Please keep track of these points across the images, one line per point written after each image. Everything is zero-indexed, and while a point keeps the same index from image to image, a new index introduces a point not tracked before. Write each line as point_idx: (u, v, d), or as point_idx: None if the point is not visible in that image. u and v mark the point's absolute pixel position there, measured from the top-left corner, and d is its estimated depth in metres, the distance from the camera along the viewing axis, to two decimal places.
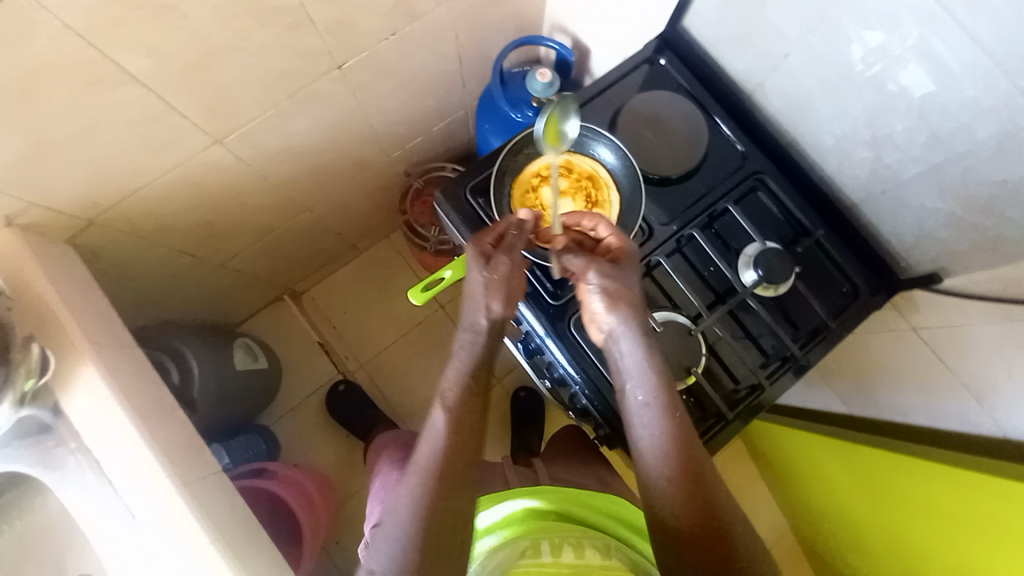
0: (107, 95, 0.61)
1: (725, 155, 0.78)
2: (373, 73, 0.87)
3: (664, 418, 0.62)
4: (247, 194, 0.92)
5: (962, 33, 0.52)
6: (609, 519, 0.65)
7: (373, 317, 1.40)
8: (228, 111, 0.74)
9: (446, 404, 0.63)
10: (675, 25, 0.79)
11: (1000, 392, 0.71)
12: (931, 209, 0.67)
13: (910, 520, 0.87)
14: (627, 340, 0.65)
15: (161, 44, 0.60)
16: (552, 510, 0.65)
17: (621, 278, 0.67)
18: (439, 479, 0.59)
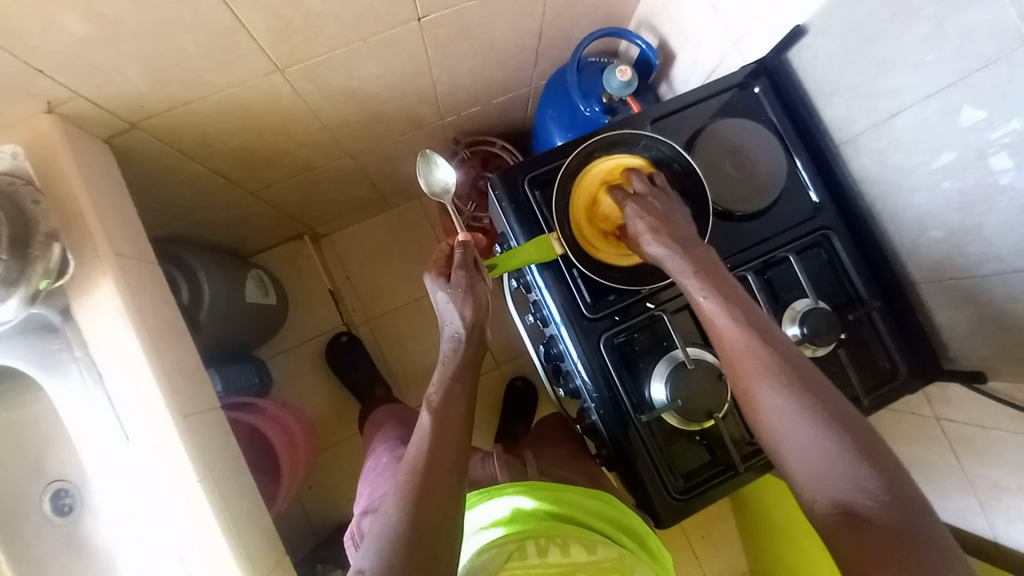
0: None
1: (797, 202, 0.75)
2: (451, 32, 0.83)
3: (791, 396, 0.54)
4: (294, 127, 0.88)
5: None
6: (594, 517, 0.68)
7: (387, 275, 1.38)
8: (300, 41, 0.70)
9: (432, 405, 0.62)
10: (780, 54, 0.74)
11: (1007, 504, 0.72)
12: (1000, 308, 0.62)
13: None
14: (715, 312, 0.60)
15: None
16: (538, 508, 0.67)
17: (690, 246, 0.64)
18: (423, 476, 0.56)
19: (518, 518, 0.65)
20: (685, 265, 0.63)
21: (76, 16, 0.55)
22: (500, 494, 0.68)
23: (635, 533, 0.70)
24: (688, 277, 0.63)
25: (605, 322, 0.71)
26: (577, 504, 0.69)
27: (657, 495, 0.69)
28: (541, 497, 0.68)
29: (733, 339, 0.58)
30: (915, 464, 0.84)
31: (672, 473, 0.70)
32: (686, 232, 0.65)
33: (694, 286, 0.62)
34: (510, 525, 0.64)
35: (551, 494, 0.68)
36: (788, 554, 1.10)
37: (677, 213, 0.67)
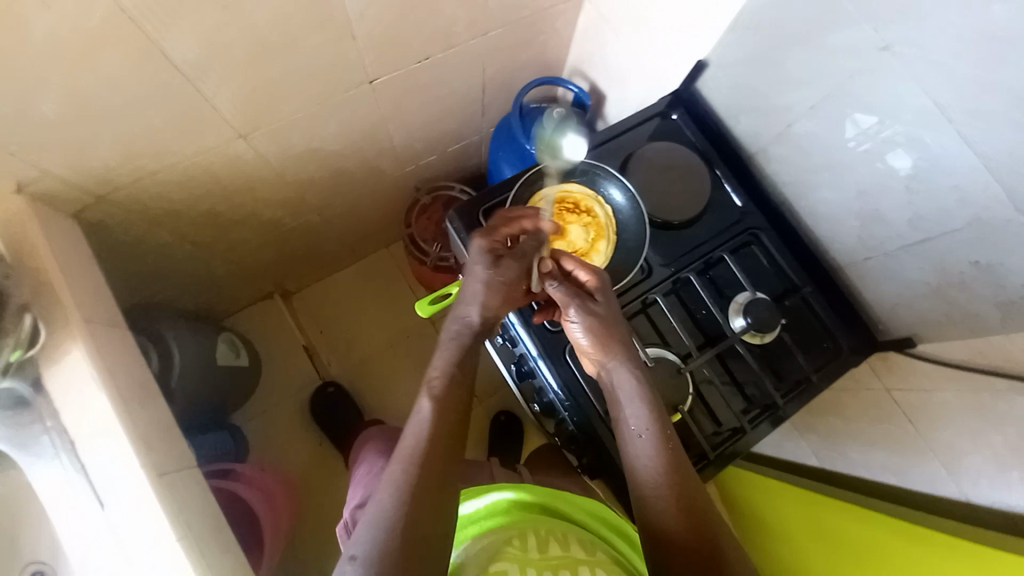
0: (151, 79, 0.63)
1: (726, 208, 0.83)
2: (400, 91, 0.92)
3: (659, 449, 0.63)
4: (259, 189, 0.93)
5: (955, 133, 0.58)
6: (581, 513, 0.68)
7: (361, 325, 1.40)
8: (262, 108, 0.77)
9: (433, 392, 0.64)
10: (690, 86, 0.85)
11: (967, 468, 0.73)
12: (912, 280, 0.71)
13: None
14: (616, 369, 0.67)
15: (218, 36, 0.63)
16: (534, 500, 0.67)
17: (601, 310, 0.70)
18: (420, 467, 0.58)
19: (511, 515, 0.64)
20: (592, 327, 0.68)
21: (50, 102, 0.60)
22: (495, 496, 0.66)
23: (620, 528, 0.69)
24: (586, 333, 0.69)
25: (568, 334, 0.76)
26: (568, 501, 0.68)
27: None
28: (538, 492, 0.67)
29: (619, 387, 0.67)
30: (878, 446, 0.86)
31: None
32: (598, 295, 0.71)
33: (590, 342, 0.69)
34: (498, 522, 0.64)
35: (542, 489, 0.68)
36: None
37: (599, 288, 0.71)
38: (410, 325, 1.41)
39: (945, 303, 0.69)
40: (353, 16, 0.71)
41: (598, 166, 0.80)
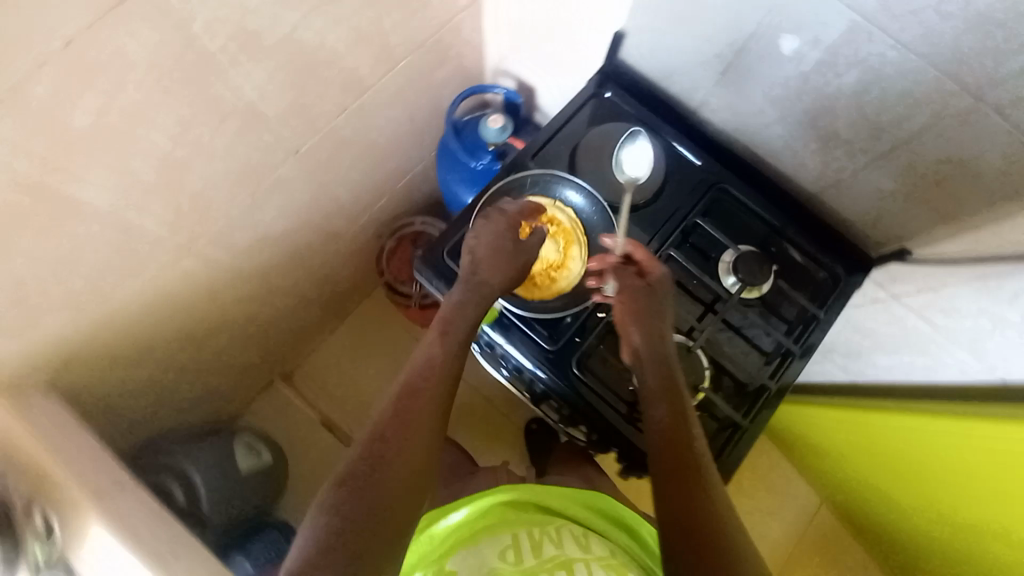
0: (75, 233, 0.62)
1: (685, 171, 0.81)
2: (328, 150, 0.90)
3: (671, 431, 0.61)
4: (222, 293, 0.91)
5: (890, 42, 0.55)
6: (578, 507, 0.72)
7: (370, 381, 1.38)
8: (197, 217, 0.75)
9: (429, 356, 0.66)
10: (613, 59, 0.82)
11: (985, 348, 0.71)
12: (886, 189, 0.69)
13: (935, 484, 0.85)
14: (654, 360, 0.66)
15: (127, 166, 0.61)
16: (528, 499, 0.71)
17: (655, 307, 0.69)
18: (402, 425, 0.60)
19: (504, 516, 0.68)
20: (644, 323, 0.68)
21: None
22: (489, 497, 0.70)
23: (621, 517, 0.73)
24: (636, 325, 0.68)
25: (569, 348, 0.75)
26: (561, 498, 0.72)
27: None
28: (537, 491, 0.72)
29: (653, 377, 0.65)
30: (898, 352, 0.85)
31: None
32: (658, 294, 0.70)
33: (644, 334, 0.67)
34: (491, 523, 0.67)
35: (536, 492, 0.72)
36: (840, 465, 1.15)
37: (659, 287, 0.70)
38: None
39: (927, 203, 0.67)
40: (255, 100, 0.69)
41: (546, 173, 0.78)
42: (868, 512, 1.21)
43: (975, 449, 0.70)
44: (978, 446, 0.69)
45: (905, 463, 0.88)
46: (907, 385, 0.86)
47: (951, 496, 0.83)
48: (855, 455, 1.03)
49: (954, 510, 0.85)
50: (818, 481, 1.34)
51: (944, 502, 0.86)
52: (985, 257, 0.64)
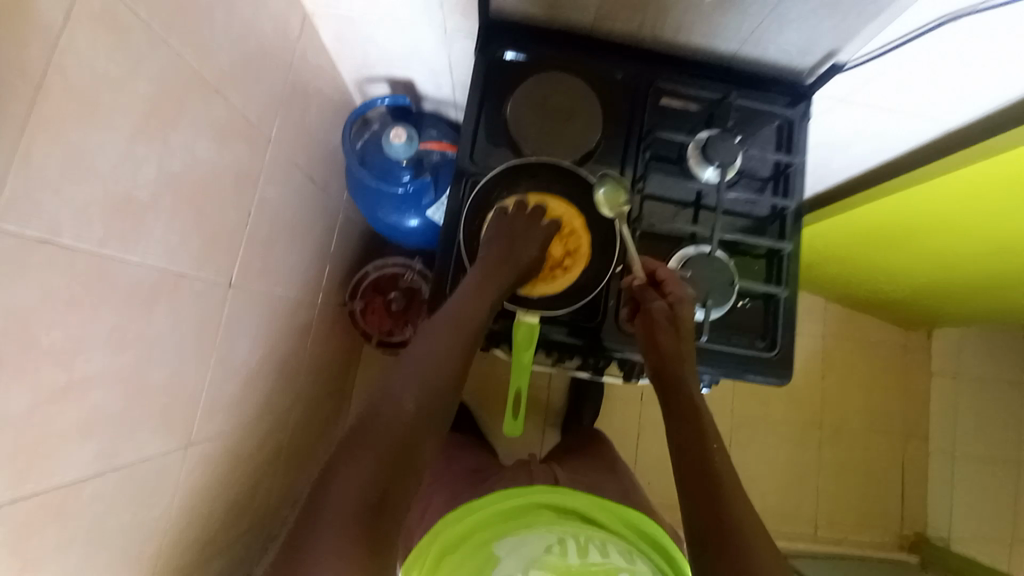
0: (75, 511, 0.54)
1: (615, 91, 0.78)
2: (259, 258, 0.79)
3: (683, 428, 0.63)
4: (240, 453, 0.84)
5: None
6: (614, 519, 0.82)
7: None
8: (180, 409, 0.67)
9: (456, 301, 0.66)
10: (490, 15, 0.75)
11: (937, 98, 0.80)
12: (801, 19, 0.67)
13: (939, 231, 1.00)
14: (659, 356, 0.68)
15: (87, 415, 0.53)
16: (572, 505, 0.84)
17: (673, 326, 0.68)
18: (433, 357, 0.62)
19: (546, 514, 0.82)
20: (659, 333, 0.68)
21: None
22: (538, 496, 0.84)
23: (649, 537, 0.81)
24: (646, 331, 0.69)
25: (608, 313, 0.75)
26: (605, 507, 0.84)
27: (762, 368, 0.73)
28: (576, 499, 0.84)
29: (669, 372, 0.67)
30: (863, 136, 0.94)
31: (754, 341, 0.75)
32: (680, 315, 0.69)
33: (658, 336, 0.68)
34: (537, 517, 0.81)
35: (590, 502, 0.84)
36: (841, 259, 1.29)
37: (680, 315, 0.69)
38: None
39: (848, 13, 0.65)
40: (168, 263, 0.59)
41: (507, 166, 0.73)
42: (876, 287, 1.35)
43: (976, 179, 0.83)
44: (980, 174, 0.81)
45: (911, 227, 1.02)
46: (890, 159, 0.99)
47: (956, 231, 0.98)
48: (862, 246, 1.17)
49: (961, 241, 1.01)
50: (824, 288, 1.51)
51: (950, 239, 1.02)
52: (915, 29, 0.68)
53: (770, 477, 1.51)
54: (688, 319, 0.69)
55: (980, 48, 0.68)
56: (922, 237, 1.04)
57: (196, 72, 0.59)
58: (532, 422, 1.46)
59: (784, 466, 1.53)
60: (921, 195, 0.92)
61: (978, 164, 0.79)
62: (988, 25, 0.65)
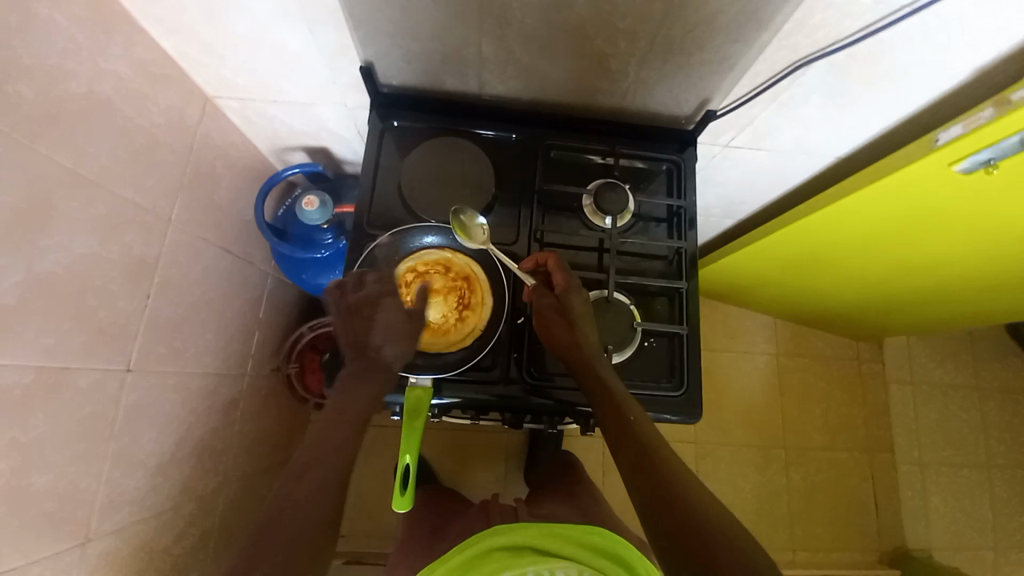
0: None
1: (505, 150, 0.82)
2: (165, 340, 0.80)
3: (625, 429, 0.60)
4: (152, 543, 0.81)
5: None
6: (572, 544, 0.75)
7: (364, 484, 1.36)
8: (70, 507, 0.65)
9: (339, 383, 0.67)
10: (377, 90, 0.79)
11: (814, 130, 0.84)
12: (665, 72, 0.72)
13: (862, 245, 1.02)
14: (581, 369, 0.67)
15: None
16: (522, 542, 0.75)
17: (568, 320, 0.69)
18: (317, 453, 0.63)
19: (498, 557, 0.72)
20: (559, 335, 0.69)
21: None
22: (485, 541, 0.75)
23: (608, 551, 0.75)
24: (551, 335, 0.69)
25: (514, 368, 0.73)
26: (559, 535, 0.76)
27: (671, 408, 0.73)
28: (526, 531, 0.75)
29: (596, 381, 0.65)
30: (760, 169, 0.98)
31: (662, 380, 0.75)
32: (570, 307, 0.70)
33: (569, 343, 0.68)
34: (486, 564, 0.71)
35: (541, 531, 0.76)
36: (774, 281, 1.32)
37: (571, 306, 0.70)
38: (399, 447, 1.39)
39: (704, 69, 0.71)
40: (44, 362, 0.60)
41: (399, 232, 0.73)
42: (812, 303, 1.39)
43: (879, 198, 0.85)
44: (881, 194, 0.84)
45: (834, 244, 1.04)
46: (792, 188, 1.03)
47: (874, 244, 1.01)
48: (793, 265, 1.19)
49: (881, 252, 1.03)
50: (768, 309, 1.54)
51: (871, 252, 1.04)
52: (774, 77, 0.72)
53: (741, 502, 1.48)
54: (579, 308, 0.70)
55: (839, 85, 0.73)
56: (846, 252, 1.06)
57: (74, 173, 0.61)
58: (491, 470, 1.43)
59: (755, 491, 1.49)
60: (834, 215, 0.94)
61: (874, 186, 0.82)
62: (838, 65, 0.69)
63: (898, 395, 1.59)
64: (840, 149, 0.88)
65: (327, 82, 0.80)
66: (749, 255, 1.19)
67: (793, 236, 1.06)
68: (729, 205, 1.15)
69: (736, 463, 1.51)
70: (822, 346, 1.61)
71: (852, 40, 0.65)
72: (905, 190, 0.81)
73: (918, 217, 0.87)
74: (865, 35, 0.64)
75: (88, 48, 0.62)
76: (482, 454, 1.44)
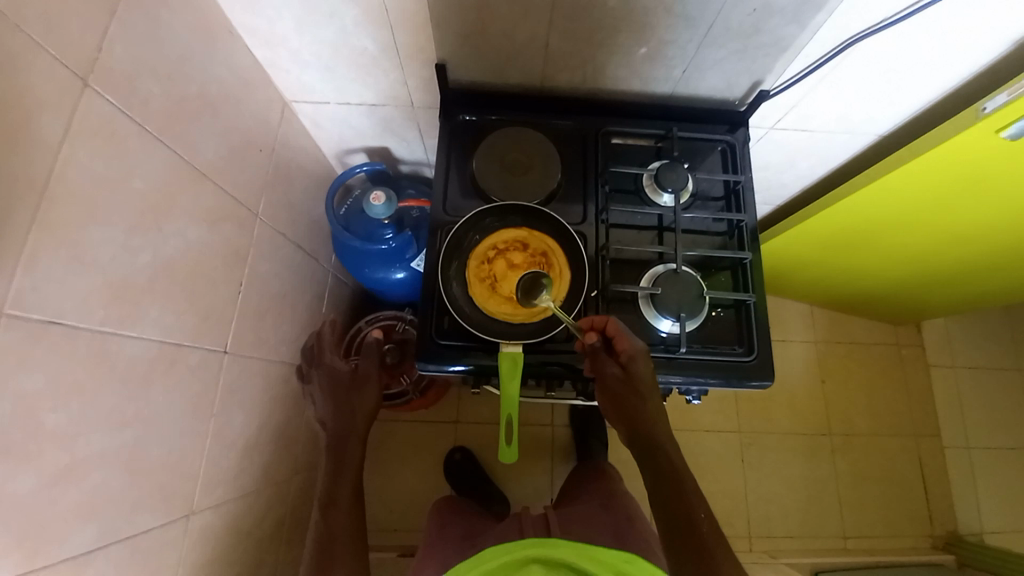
0: None
1: (566, 138, 0.87)
2: (252, 326, 0.84)
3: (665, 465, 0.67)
4: (240, 523, 0.84)
5: None
6: (611, 569, 0.73)
7: (414, 477, 1.39)
8: (179, 480, 0.68)
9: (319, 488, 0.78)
10: (449, 85, 0.84)
11: (858, 110, 0.88)
12: (723, 57, 0.77)
13: (905, 221, 1.04)
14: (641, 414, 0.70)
15: (93, 489, 0.55)
16: (557, 558, 0.73)
17: (626, 390, 0.70)
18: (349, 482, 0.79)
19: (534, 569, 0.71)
20: (614, 402, 0.71)
21: None
22: (519, 552, 0.73)
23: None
24: (606, 401, 0.71)
25: None
26: (597, 556, 0.74)
27: (742, 373, 0.76)
28: (561, 548, 0.74)
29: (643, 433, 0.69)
30: (800, 152, 1.03)
31: (730, 347, 0.78)
32: (629, 381, 0.70)
33: (621, 410, 0.71)
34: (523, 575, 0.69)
35: (577, 550, 0.75)
36: (811, 266, 1.35)
37: (630, 379, 0.70)
38: (447, 441, 1.42)
39: (757, 52, 0.75)
40: (164, 340, 0.64)
41: (478, 214, 0.77)
42: (852, 287, 1.40)
43: (923, 169, 0.88)
44: (925, 166, 0.87)
45: (874, 221, 1.07)
46: (832, 170, 1.07)
47: (918, 219, 1.03)
48: (832, 247, 1.22)
49: (924, 228, 1.05)
50: (804, 296, 1.57)
51: (913, 228, 1.06)
52: (825, 55, 0.76)
53: (788, 490, 1.48)
54: (643, 376, 0.70)
55: (889, 59, 0.76)
56: (886, 229, 1.09)
57: (189, 167, 0.67)
58: (540, 463, 1.44)
59: (802, 477, 1.49)
60: (873, 191, 0.97)
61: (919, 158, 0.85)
62: (887, 41, 0.73)
63: (939, 380, 1.58)
64: (884, 127, 0.92)
65: (399, 83, 0.86)
66: (789, 239, 1.22)
67: (833, 216, 1.09)
68: (768, 189, 1.19)
69: (781, 451, 1.51)
70: (860, 332, 1.62)
71: (901, 15, 0.69)
72: (953, 159, 0.83)
73: (962, 186, 0.89)
74: (915, 9, 0.68)
75: (197, 53, 0.68)
76: (528, 448, 1.46)
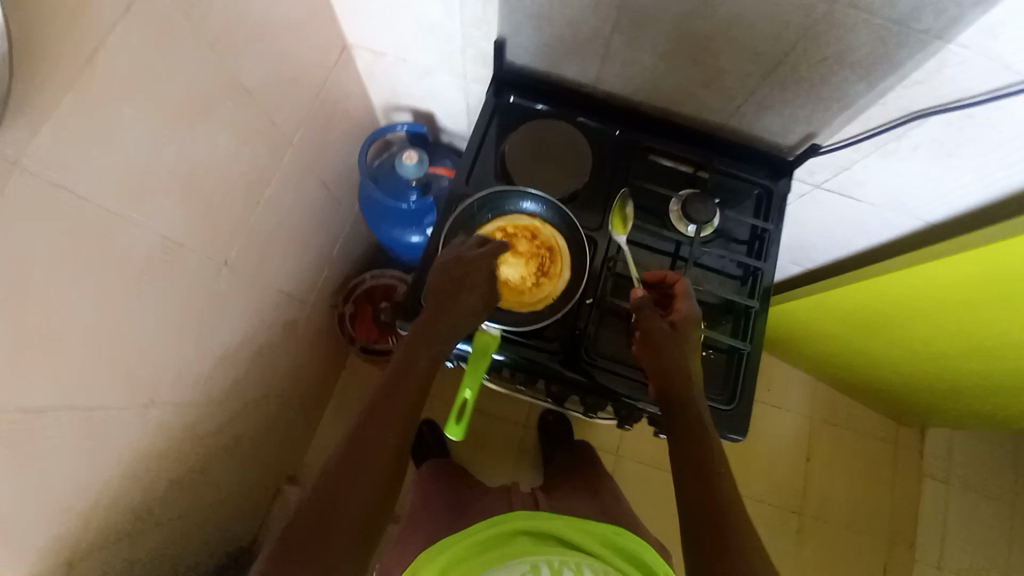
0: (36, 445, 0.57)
1: (605, 144, 0.85)
2: (258, 248, 0.86)
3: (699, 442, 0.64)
4: (198, 430, 0.86)
5: None
6: (601, 545, 0.73)
7: None
8: (150, 371, 0.71)
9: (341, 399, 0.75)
10: (503, 63, 0.84)
11: (910, 188, 0.85)
12: (783, 99, 0.75)
13: (929, 317, 1.00)
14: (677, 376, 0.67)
15: (66, 355, 0.57)
16: (547, 530, 0.74)
17: (678, 338, 0.68)
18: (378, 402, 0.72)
19: (522, 542, 0.71)
20: (652, 351, 0.68)
21: None
22: (509, 522, 0.74)
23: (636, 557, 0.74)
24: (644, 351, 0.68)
25: (573, 343, 0.75)
26: (586, 532, 0.74)
27: (717, 419, 0.74)
28: (553, 521, 0.75)
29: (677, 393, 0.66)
30: (841, 218, 0.99)
31: (712, 391, 0.76)
32: (680, 333, 0.68)
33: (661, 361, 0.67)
34: (509, 547, 0.71)
35: (569, 523, 0.75)
36: (824, 338, 1.30)
37: (679, 334, 0.68)
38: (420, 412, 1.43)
39: (818, 101, 0.73)
40: (169, 236, 0.66)
41: (496, 194, 0.77)
42: (862, 371, 1.35)
43: (961, 269, 0.84)
44: (964, 265, 0.83)
45: (899, 309, 1.02)
46: (870, 245, 1.03)
47: (943, 318, 0.98)
48: (851, 325, 1.17)
49: (949, 330, 1.00)
50: (813, 368, 1.51)
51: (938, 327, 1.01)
52: (888, 123, 0.73)
53: None
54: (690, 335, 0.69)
55: (953, 143, 0.73)
56: (909, 321, 1.04)
57: (234, 79, 0.68)
58: (502, 458, 1.44)
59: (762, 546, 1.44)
60: (904, 278, 0.93)
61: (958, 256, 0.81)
62: (956, 124, 0.70)
63: (929, 491, 1.51)
64: (934, 215, 0.88)
65: (457, 50, 0.86)
66: (809, 305, 1.18)
67: (858, 293, 1.05)
68: (800, 249, 1.15)
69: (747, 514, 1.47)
70: (860, 420, 1.56)
71: (978, 100, 0.65)
72: (995, 266, 0.79)
73: (997, 297, 0.85)
74: (994, 97, 0.64)
75: None
76: (495, 441, 1.46)
